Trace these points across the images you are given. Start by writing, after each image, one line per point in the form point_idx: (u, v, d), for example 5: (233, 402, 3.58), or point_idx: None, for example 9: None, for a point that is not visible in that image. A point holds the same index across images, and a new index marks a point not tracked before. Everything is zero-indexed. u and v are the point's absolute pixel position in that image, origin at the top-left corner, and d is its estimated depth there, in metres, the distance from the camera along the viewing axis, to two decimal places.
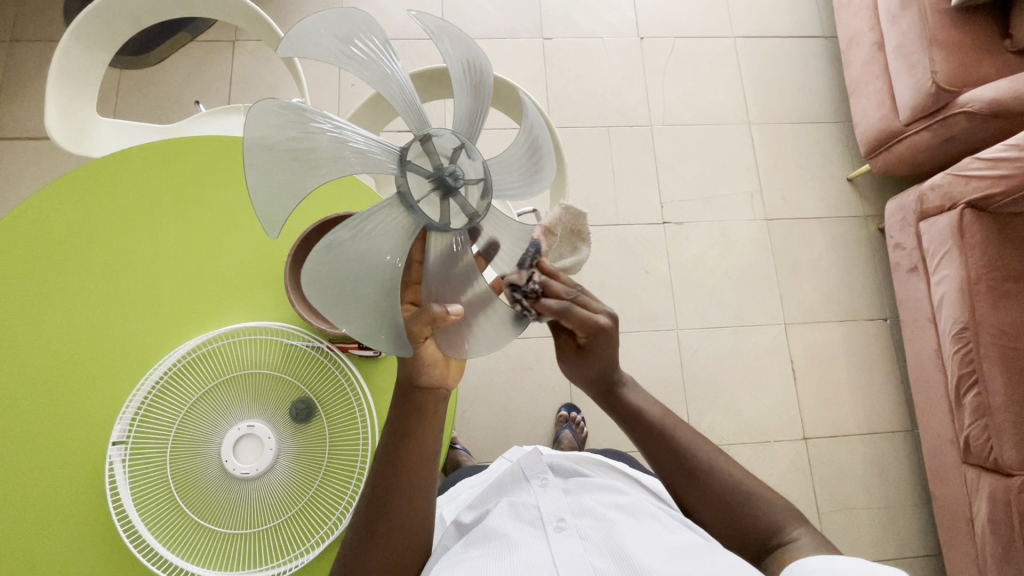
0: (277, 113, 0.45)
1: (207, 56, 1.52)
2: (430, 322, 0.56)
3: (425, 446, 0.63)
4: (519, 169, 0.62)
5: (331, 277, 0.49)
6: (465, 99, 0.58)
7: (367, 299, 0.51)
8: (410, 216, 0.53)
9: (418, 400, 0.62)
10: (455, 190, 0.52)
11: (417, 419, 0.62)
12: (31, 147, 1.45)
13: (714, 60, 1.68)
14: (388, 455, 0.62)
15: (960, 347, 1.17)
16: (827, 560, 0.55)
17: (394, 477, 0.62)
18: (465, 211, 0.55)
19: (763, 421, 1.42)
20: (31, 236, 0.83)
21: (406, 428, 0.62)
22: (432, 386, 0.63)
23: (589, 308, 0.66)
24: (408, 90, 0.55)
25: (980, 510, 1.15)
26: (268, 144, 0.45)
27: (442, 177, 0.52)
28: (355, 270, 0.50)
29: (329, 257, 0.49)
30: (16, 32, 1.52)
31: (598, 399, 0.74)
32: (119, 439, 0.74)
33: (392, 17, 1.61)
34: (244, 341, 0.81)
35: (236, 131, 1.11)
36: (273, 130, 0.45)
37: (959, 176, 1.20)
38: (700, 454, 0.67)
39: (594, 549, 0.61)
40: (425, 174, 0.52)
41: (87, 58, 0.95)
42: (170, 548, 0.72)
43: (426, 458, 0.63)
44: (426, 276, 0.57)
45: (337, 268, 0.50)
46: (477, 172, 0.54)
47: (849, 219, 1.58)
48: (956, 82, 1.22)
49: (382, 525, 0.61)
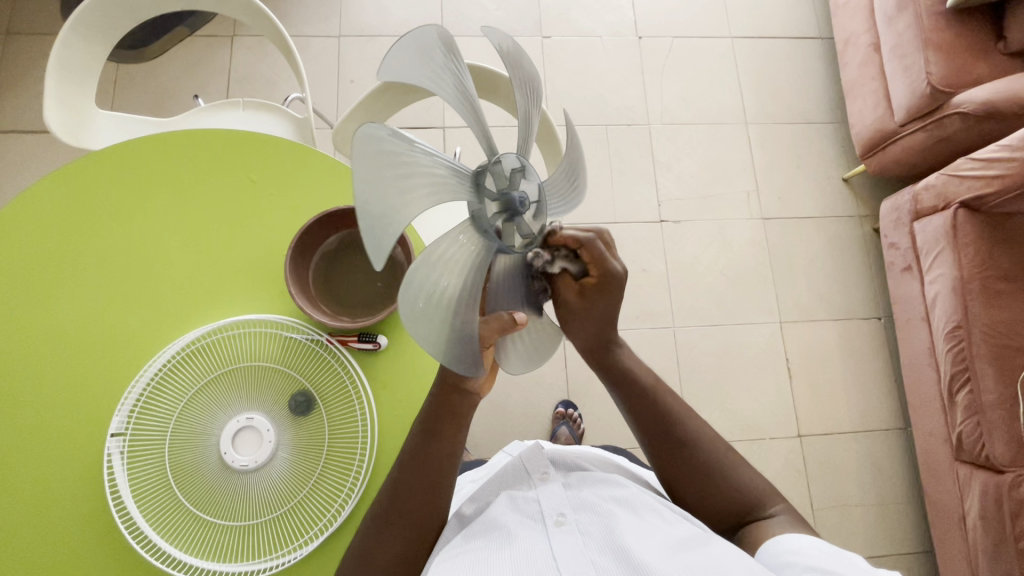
0: (379, 139, 0.42)
1: (206, 52, 1.52)
2: (499, 329, 0.56)
3: (450, 445, 0.65)
4: (562, 188, 0.61)
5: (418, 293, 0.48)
6: (521, 110, 0.56)
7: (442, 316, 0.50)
8: (480, 238, 0.53)
9: (454, 401, 0.64)
10: (520, 215, 0.53)
11: (444, 420, 0.64)
12: (27, 140, 1.44)
13: (712, 60, 1.69)
14: (415, 455, 0.64)
15: (953, 345, 1.18)
16: (800, 541, 0.59)
17: (413, 474, 0.64)
18: (523, 233, 0.55)
19: (758, 419, 1.43)
20: (29, 228, 0.83)
21: (434, 429, 0.64)
22: (471, 393, 0.64)
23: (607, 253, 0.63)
24: (471, 107, 0.53)
25: (971, 506, 1.17)
26: (373, 172, 0.42)
27: (508, 201, 0.52)
28: (436, 283, 0.49)
29: (375, 164, 0.42)
30: (13, 26, 1.51)
31: (586, 355, 0.73)
32: (118, 430, 0.74)
33: (392, 14, 1.62)
34: (244, 334, 0.81)
35: (236, 125, 1.11)
36: (375, 157, 0.42)
37: (953, 176, 1.21)
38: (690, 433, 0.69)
39: (593, 543, 0.62)
40: (493, 198, 0.51)
41: (87, 50, 0.94)
42: (168, 540, 0.72)
43: (449, 455, 0.65)
44: (491, 287, 0.57)
45: (425, 285, 0.48)
46: (534, 194, 0.54)
47: (845, 219, 1.59)
48: (951, 84, 1.23)
49: (399, 517, 0.63)
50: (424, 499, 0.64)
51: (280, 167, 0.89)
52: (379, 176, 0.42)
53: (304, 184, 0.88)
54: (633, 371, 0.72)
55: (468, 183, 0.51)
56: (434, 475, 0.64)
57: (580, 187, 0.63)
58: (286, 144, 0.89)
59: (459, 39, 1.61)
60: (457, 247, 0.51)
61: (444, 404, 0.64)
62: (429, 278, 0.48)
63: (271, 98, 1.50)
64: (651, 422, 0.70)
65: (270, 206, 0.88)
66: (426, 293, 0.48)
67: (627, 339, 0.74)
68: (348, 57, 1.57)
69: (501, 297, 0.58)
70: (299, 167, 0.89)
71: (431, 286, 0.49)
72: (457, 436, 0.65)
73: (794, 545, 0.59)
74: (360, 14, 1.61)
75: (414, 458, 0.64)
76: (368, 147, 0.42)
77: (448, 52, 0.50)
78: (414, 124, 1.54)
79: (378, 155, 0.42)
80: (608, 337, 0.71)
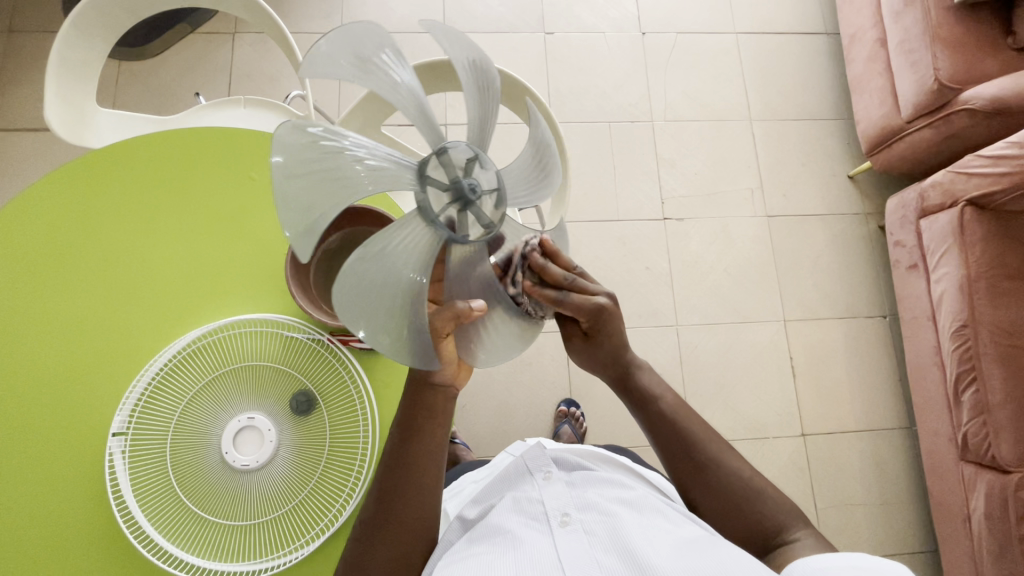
0: (303, 136, 0.46)
1: (207, 49, 1.51)
2: (453, 318, 0.56)
3: (432, 442, 0.64)
4: (526, 178, 0.63)
5: (358, 291, 0.50)
6: (477, 107, 0.58)
7: (392, 313, 0.52)
8: (431, 229, 0.54)
9: (428, 396, 0.64)
10: (473, 203, 0.54)
11: (425, 419, 0.64)
12: (29, 139, 1.44)
13: (716, 56, 1.68)
14: (400, 454, 0.63)
15: (960, 344, 1.17)
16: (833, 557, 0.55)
17: (402, 476, 0.63)
18: (481, 222, 0.55)
19: (761, 418, 1.42)
20: (30, 226, 0.83)
21: (414, 426, 0.63)
22: (443, 386, 0.64)
23: (586, 292, 0.66)
24: (422, 109, 0.56)
25: (976, 506, 1.16)
26: (300, 163, 0.46)
27: (460, 189, 0.53)
28: (382, 279, 0.51)
29: (302, 158, 0.46)
30: (15, 23, 1.50)
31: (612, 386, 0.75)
32: (120, 430, 0.74)
33: (394, 10, 1.61)
34: (246, 333, 0.81)
35: (237, 123, 1.10)
36: (299, 150, 0.46)
37: (961, 173, 1.19)
38: (711, 452, 0.67)
39: (598, 544, 0.61)
40: (443, 188, 0.53)
41: (87, 48, 0.94)
42: (170, 539, 0.72)
43: (431, 456, 0.64)
44: (447, 275, 0.57)
45: (366, 283, 0.50)
46: (490, 182, 0.55)
47: (850, 216, 1.58)
48: (958, 80, 1.21)
49: (392, 525, 0.62)
50: (413, 503, 0.62)
51: None
52: (309, 169, 0.46)
53: None
54: (657, 395, 0.72)
55: (412, 175, 0.53)
56: (423, 476, 0.63)
57: (554, 175, 0.63)
58: None
59: None
60: (403, 241, 0.53)
61: (421, 399, 0.64)
62: (368, 272, 0.51)
63: (273, 96, 1.50)
64: (670, 442, 0.69)
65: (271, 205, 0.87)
66: (367, 287, 0.50)
67: (646, 362, 0.75)
68: None
69: (458, 285, 0.58)
70: None
71: (371, 281, 0.51)
72: (441, 435, 0.65)
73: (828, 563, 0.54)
74: (361, 11, 1.60)
75: (397, 457, 0.63)
76: (294, 144, 0.45)
77: (393, 54, 0.53)
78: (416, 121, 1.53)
79: (307, 149, 0.46)
80: (625, 363, 0.73)
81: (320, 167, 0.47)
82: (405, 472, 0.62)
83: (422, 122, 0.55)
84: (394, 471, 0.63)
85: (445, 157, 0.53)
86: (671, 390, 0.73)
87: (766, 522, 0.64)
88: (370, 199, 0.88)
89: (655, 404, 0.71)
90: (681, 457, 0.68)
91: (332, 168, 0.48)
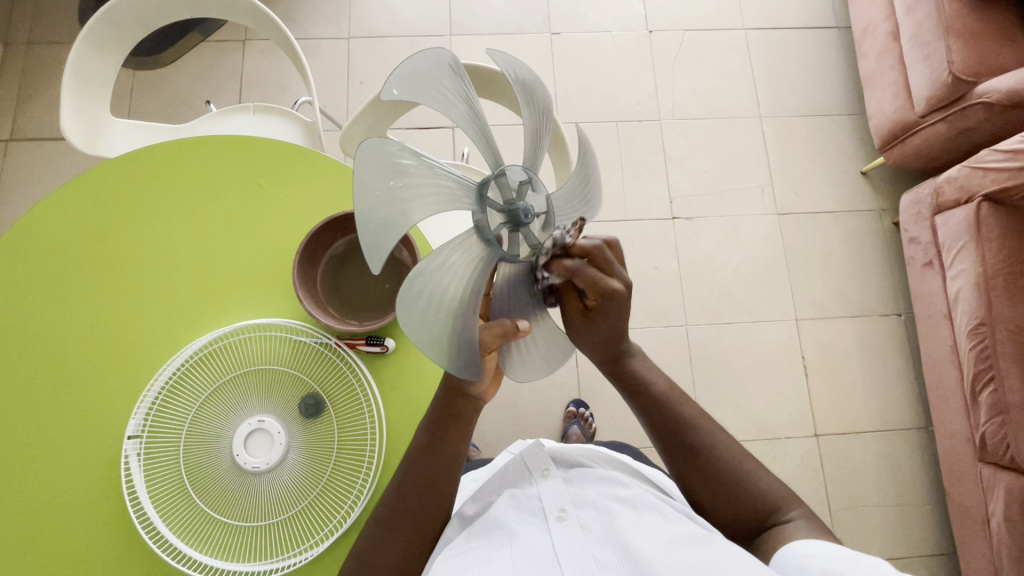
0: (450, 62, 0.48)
1: (218, 57, 1.54)
2: (500, 334, 0.55)
3: (455, 447, 0.66)
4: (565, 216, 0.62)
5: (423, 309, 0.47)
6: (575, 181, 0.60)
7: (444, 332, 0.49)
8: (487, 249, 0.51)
9: (458, 405, 0.65)
10: (524, 227, 0.51)
11: (447, 422, 0.65)
12: (47, 148, 1.48)
13: (725, 53, 1.66)
14: (422, 455, 0.65)
15: (977, 342, 1.15)
16: (809, 546, 0.57)
17: (421, 474, 0.65)
18: (528, 241, 0.53)
19: (773, 418, 1.41)
20: (47, 236, 0.85)
21: (440, 431, 0.65)
22: (475, 396, 0.65)
23: (604, 271, 0.59)
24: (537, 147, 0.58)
25: (995, 507, 1.14)
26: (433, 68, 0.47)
27: (514, 211, 0.51)
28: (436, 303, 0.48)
29: (421, 86, 0.47)
30: (33, 37, 1.54)
31: (602, 366, 0.70)
32: (135, 432, 0.76)
33: (401, 14, 1.62)
34: (256, 337, 0.82)
35: (247, 129, 1.12)
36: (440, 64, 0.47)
37: (977, 168, 1.17)
38: (704, 437, 0.67)
39: (594, 539, 0.62)
40: (499, 208, 0.51)
41: (100, 59, 0.96)
42: (184, 539, 0.74)
43: (452, 460, 0.66)
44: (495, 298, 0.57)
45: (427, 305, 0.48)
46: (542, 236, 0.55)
47: (864, 213, 1.56)
48: (974, 73, 1.19)
49: (400, 517, 0.64)
50: (425, 501, 0.65)
51: (289, 173, 0.90)
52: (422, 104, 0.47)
53: (313, 189, 0.89)
54: (650, 381, 0.69)
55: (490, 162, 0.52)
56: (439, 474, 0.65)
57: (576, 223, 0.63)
58: (295, 150, 0.90)
59: (467, 38, 1.61)
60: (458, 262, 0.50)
61: (449, 407, 0.65)
62: (419, 286, 0.47)
63: (282, 102, 1.52)
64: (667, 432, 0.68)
65: (280, 212, 0.89)
66: (420, 305, 0.47)
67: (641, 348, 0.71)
68: (358, 59, 1.58)
69: (506, 306, 0.58)
70: (308, 173, 0.90)
71: (423, 296, 0.47)
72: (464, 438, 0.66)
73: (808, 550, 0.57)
74: (369, 16, 1.61)
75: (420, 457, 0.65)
76: (434, 70, 0.47)
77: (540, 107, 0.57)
78: (424, 124, 1.54)
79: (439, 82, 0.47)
80: (621, 347, 0.68)
81: (392, 163, 0.44)
82: (425, 471, 0.65)
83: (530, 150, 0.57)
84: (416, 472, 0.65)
85: (521, 178, 0.51)
86: (665, 375, 0.71)
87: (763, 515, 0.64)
88: None
89: (651, 388, 0.69)
90: (677, 445, 0.67)
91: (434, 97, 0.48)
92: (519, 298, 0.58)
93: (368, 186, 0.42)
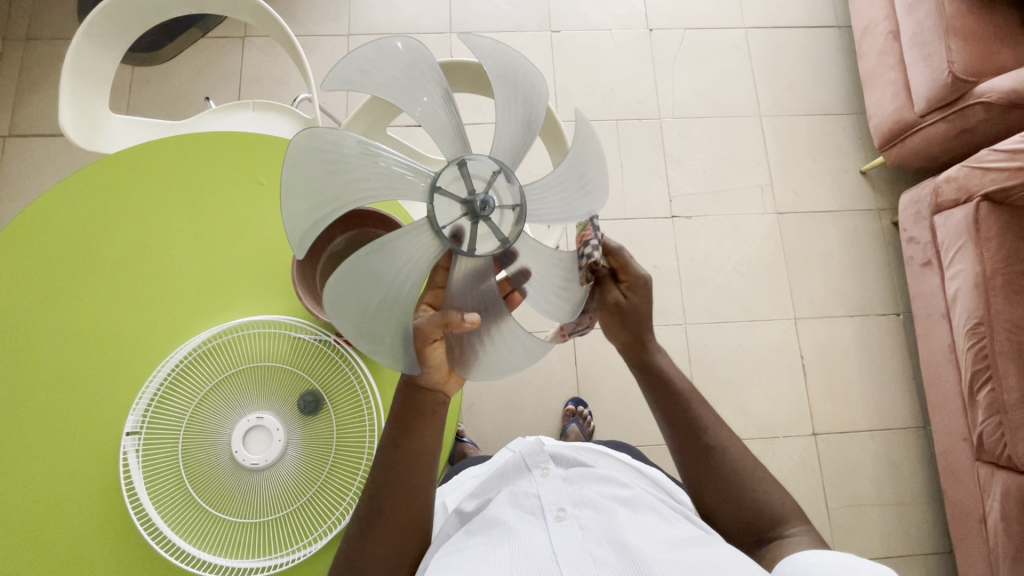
0: (413, 51, 0.58)
1: (217, 53, 1.54)
2: (443, 324, 0.58)
3: (422, 445, 0.65)
4: (567, 199, 0.66)
5: (365, 281, 0.56)
6: (568, 167, 0.66)
7: (383, 304, 0.57)
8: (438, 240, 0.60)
9: (417, 399, 0.65)
10: (482, 218, 0.59)
11: (416, 417, 0.65)
12: (45, 143, 1.47)
13: (725, 52, 1.66)
14: (388, 455, 0.64)
15: (975, 342, 1.15)
16: (823, 555, 0.55)
17: (390, 475, 0.64)
18: (495, 235, 0.61)
19: (771, 417, 1.41)
20: (46, 231, 0.85)
21: (405, 427, 0.65)
22: (433, 390, 0.65)
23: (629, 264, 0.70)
24: (529, 130, 0.65)
25: (992, 507, 1.14)
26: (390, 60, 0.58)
27: (474, 204, 0.59)
28: (381, 276, 0.57)
29: (376, 73, 0.58)
30: (31, 32, 1.54)
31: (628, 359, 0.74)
32: (134, 429, 0.76)
33: (401, 11, 1.61)
34: (255, 334, 0.82)
35: (246, 126, 1.12)
36: (400, 57, 0.58)
37: (976, 168, 1.17)
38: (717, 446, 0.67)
39: (593, 537, 0.62)
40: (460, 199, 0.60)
41: (100, 55, 0.96)
42: (182, 536, 0.74)
43: (418, 454, 0.65)
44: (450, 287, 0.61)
45: (371, 278, 0.56)
46: (511, 230, 0.62)
47: (863, 212, 1.56)
48: (974, 73, 1.19)
49: (379, 521, 0.62)
50: (407, 502, 0.63)
51: None
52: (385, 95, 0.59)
53: None
54: (672, 381, 0.71)
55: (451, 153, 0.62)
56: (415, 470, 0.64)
57: (581, 213, 0.67)
58: None
59: None
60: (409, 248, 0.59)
61: (409, 403, 0.65)
62: (358, 267, 0.56)
63: (281, 99, 1.52)
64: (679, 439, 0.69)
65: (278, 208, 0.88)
66: (359, 281, 0.56)
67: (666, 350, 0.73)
68: None
69: (464, 298, 0.61)
70: None
71: (364, 275, 0.56)
72: (432, 432, 0.66)
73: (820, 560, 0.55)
74: (368, 13, 1.61)
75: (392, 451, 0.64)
76: (401, 67, 0.59)
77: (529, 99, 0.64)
78: None
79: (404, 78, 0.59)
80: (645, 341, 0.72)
81: (335, 155, 0.55)
82: (404, 467, 0.64)
83: (515, 133, 0.64)
84: (389, 468, 0.63)
85: (491, 169, 0.61)
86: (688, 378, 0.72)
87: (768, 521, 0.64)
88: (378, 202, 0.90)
89: (674, 385, 0.71)
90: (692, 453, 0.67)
91: (393, 84, 0.59)
92: (478, 293, 0.62)
93: (308, 158, 0.52)
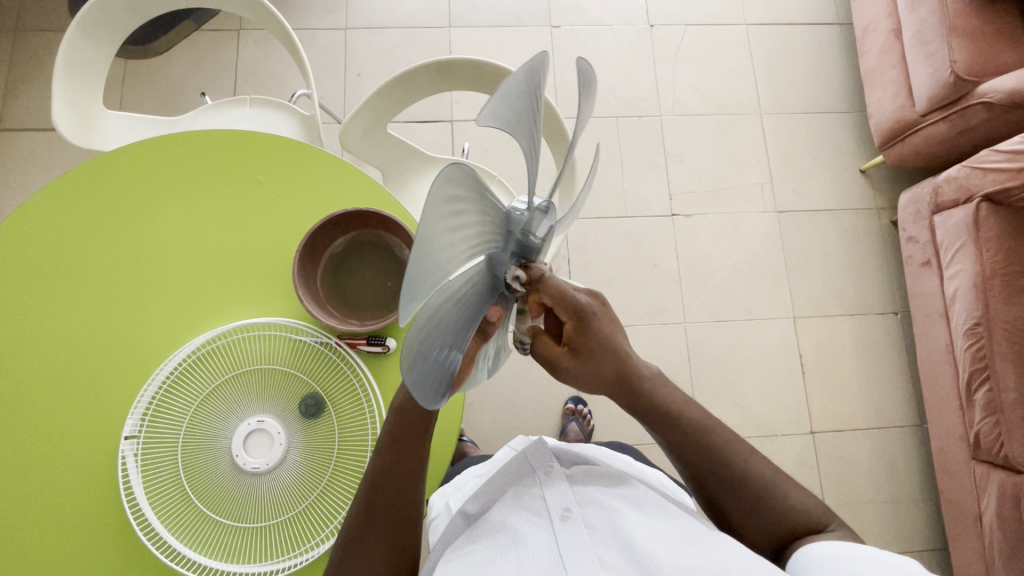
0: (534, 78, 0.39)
1: (212, 45, 1.51)
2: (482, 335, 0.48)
3: (415, 460, 0.65)
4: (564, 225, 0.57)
5: (424, 350, 0.39)
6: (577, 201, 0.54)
7: (430, 368, 0.41)
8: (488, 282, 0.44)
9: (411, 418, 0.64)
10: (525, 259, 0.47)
11: (408, 440, 0.65)
12: (37, 137, 1.45)
13: (727, 48, 1.65)
14: (383, 473, 0.64)
15: (973, 342, 1.16)
16: (832, 547, 0.58)
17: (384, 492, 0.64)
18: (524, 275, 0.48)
19: (769, 415, 1.41)
20: (41, 229, 0.84)
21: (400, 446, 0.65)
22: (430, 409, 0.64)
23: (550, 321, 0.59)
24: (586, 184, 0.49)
25: (988, 505, 1.15)
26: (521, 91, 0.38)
27: (523, 247, 0.46)
28: (436, 339, 0.40)
29: (507, 105, 0.38)
30: (21, 22, 1.51)
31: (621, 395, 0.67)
32: (132, 433, 0.75)
33: (399, 5, 1.59)
34: (255, 336, 0.81)
35: (243, 122, 1.10)
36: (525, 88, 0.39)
37: (976, 168, 1.17)
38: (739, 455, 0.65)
39: (600, 539, 0.62)
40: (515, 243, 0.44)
41: (94, 49, 0.94)
42: (182, 541, 0.73)
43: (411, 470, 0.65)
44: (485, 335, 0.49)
45: (428, 344, 0.39)
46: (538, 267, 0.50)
47: (862, 211, 1.56)
48: (975, 72, 1.19)
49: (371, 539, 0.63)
50: (399, 514, 0.65)
51: (290, 168, 0.88)
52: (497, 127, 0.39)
53: (312, 186, 0.88)
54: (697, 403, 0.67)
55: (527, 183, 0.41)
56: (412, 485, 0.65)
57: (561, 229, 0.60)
58: (295, 146, 0.89)
59: (467, 30, 1.59)
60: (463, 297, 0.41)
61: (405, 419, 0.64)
62: (419, 334, 0.37)
63: (278, 93, 1.49)
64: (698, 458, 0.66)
65: (278, 207, 0.87)
66: (418, 345, 0.38)
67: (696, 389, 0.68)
68: (355, 50, 1.56)
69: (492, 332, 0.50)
70: (309, 169, 0.88)
71: (422, 343, 0.38)
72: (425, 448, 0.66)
73: (830, 551, 0.57)
74: (366, 6, 1.59)
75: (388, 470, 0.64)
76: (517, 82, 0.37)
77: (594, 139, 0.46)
78: (423, 117, 1.53)
79: (518, 98, 0.39)
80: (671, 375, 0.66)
81: (453, 203, 0.34)
82: (395, 484, 0.65)
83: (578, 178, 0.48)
84: (383, 487, 0.64)
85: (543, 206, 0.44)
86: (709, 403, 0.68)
87: (796, 527, 0.63)
88: (379, 201, 0.88)
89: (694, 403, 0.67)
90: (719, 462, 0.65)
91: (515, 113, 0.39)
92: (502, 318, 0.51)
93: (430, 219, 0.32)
